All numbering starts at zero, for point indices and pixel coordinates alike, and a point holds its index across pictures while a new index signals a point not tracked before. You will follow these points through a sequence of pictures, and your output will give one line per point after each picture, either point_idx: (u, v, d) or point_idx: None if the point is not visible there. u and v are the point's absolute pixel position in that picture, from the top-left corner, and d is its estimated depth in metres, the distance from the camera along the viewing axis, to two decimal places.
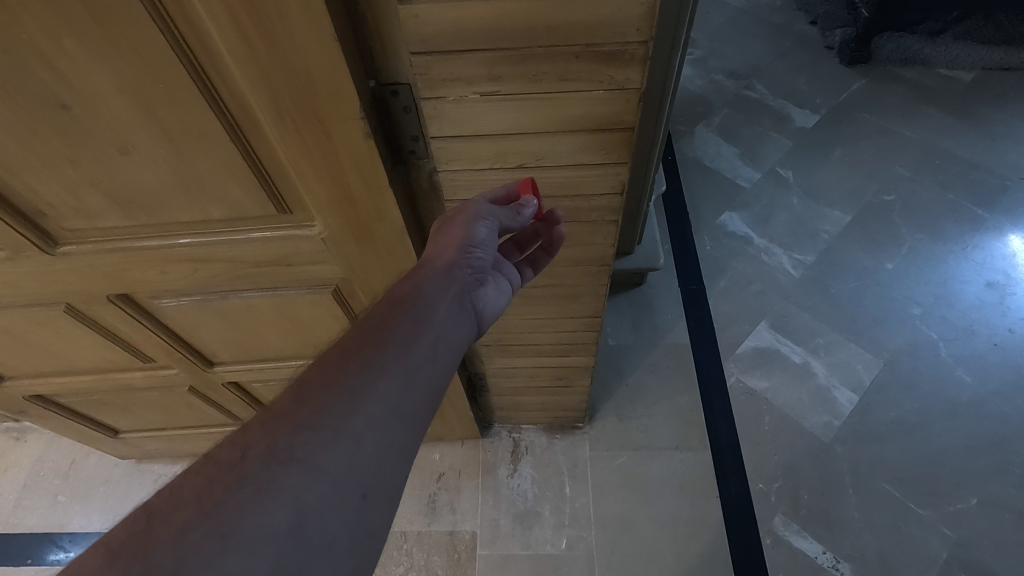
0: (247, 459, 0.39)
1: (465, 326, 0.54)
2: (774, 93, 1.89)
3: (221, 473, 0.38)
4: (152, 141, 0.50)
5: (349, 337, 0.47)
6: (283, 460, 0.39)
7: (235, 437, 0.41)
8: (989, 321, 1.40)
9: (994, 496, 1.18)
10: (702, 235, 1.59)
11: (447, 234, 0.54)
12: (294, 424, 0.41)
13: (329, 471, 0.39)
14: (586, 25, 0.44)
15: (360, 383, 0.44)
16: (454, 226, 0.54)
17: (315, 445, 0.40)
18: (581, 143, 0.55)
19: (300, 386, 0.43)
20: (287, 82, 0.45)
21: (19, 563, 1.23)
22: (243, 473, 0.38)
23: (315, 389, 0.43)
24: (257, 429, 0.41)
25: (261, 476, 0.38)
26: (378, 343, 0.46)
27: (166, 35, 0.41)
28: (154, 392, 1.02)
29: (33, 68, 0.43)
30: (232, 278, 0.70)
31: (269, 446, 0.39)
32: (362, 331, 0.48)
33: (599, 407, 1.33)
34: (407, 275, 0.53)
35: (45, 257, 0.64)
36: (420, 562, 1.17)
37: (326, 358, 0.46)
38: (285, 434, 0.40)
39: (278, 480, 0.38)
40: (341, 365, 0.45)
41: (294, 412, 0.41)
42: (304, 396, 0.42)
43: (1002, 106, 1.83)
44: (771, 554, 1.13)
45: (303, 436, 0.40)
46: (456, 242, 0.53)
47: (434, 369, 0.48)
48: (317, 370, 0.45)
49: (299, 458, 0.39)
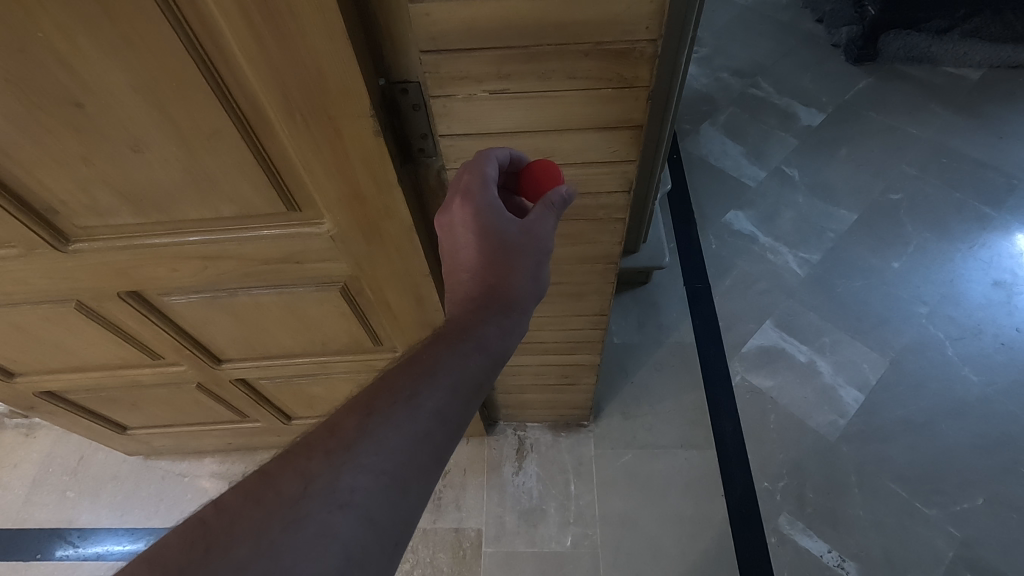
0: (307, 495, 0.38)
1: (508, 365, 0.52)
2: (780, 92, 1.89)
3: (280, 506, 0.38)
4: (164, 139, 0.50)
5: (410, 374, 0.44)
6: (337, 503, 0.38)
7: (295, 462, 0.40)
8: (997, 321, 1.39)
9: (1000, 496, 1.18)
10: (707, 234, 1.59)
11: (528, 274, 0.50)
12: (351, 464, 0.39)
13: (375, 520, 0.38)
14: (595, 24, 0.44)
15: (420, 426, 0.42)
16: (520, 266, 0.49)
17: (369, 489, 0.39)
18: (590, 141, 0.55)
19: (366, 415, 0.41)
20: (299, 81, 0.45)
21: (28, 558, 1.24)
22: (299, 510, 0.37)
23: (377, 422, 0.41)
24: (317, 460, 0.40)
25: (314, 518, 0.37)
26: (438, 386, 0.44)
27: (180, 34, 0.41)
28: (163, 388, 1.03)
29: (49, 66, 0.43)
30: (241, 275, 0.70)
31: (328, 483, 0.39)
32: (428, 362, 0.45)
33: (604, 405, 1.33)
34: (482, 312, 0.48)
35: (57, 255, 0.65)
36: (426, 559, 1.18)
37: (390, 385, 0.43)
38: (340, 475, 0.39)
39: (329, 525, 0.37)
40: (399, 404, 0.42)
41: (353, 449, 0.40)
42: (366, 429, 0.41)
43: (1010, 104, 1.82)
44: (777, 552, 1.13)
45: (357, 479, 0.39)
46: (524, 283, 0.50)
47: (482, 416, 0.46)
48: (382, 401, 0.42)
49: (353, 502, 0.38)
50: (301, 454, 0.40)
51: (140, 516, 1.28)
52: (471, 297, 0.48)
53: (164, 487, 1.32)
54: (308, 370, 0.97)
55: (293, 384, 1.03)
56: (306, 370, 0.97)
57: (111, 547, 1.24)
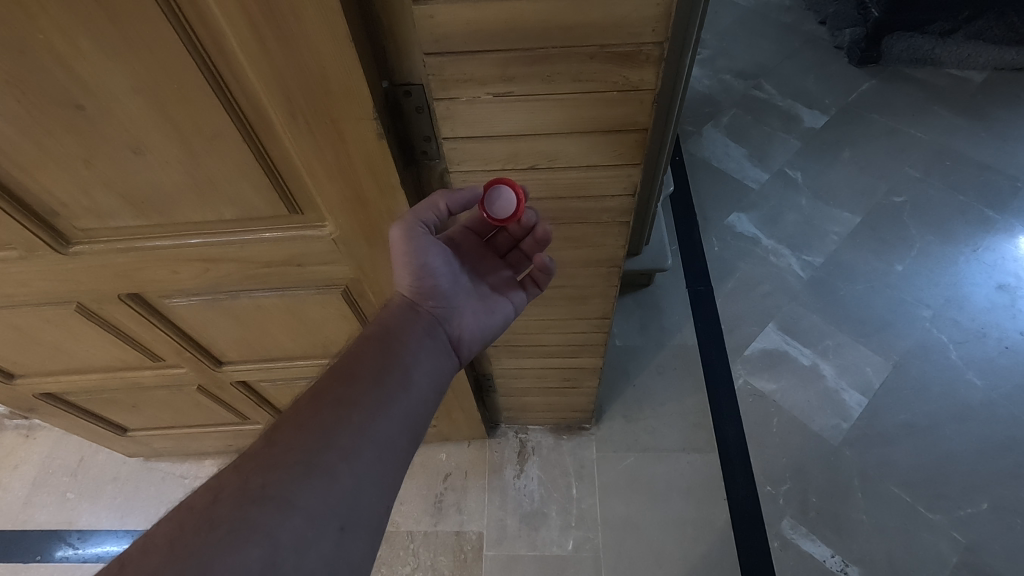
0: (219, 500, 0.43)
1: (440, 351, 0.61)
2: (783, 93, 1.88)
3: (193, 517, 0.42)
4: (166, 142, 0.50)
5: (321, 380, 0.52)
6: (256, 500, 0.43)
7: (210, 483, 0.45)
8: (1001, 325, 1.39)
9: (1004, 501, 1.17)
10: (711, 236, 1.58)
11: (404, 272, 0.60)
12: (268, 465, 0.45)
13: (304, 508, 0.44)
14: (601, 25, 0.44)
15: (332, 419, 0.49)
16: (399, 269, 0.60)
17: (286, 482, 0.44)
18: (594, 145, 0.55)
19: (275, 429, 0.49)
20: (301, 83, 0.45)
21: (28, 560, 1.23)
22: (215, 515, 0.42)
23: (289, 429, 0.48)
24: (230, 475, 0.45)
25: (233, 517, 0.42)
26: (349, 380, 0.52)
27: (181, 34, 0.41)
28: (163, 391, 1.02)
29: (50, 68, 0.43)
30: (242, 278, 0.70)
31: (241, 489, 0.44)
32: (336, 373, 0.53)
33: (606, 407, 1.33)
34: (379, 318, 0.60)
35: (58, 258, 0.64)
36: (426, 562, 1.17)
37: (300, 402, 0.51)
38: (258, 477, 0.44)
39: (250, 519, 0.42)
40: (314, 405, 0.50)
41: (267, 455, 0.46)
42: (277, 439, 0.47)
43: (1013, 107, 1.82)
44: (779, 557, 1.13)
45: (274, 477, 0.44)
46: (406, 280, 0.60)
47: (410, 396, 0.54)
48: (294, 414, 0.49)
49: (271, 495, 0.43)
50: (221, 474, 0.46)
51: (140, 518, 1.28)
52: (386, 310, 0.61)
53: (164, 489, 1.32)
54: (309, 373, 0.96)
55: (294, 387, 1.02)
56: (307, 372, 0.96)
57: (110, 549, 1.23)
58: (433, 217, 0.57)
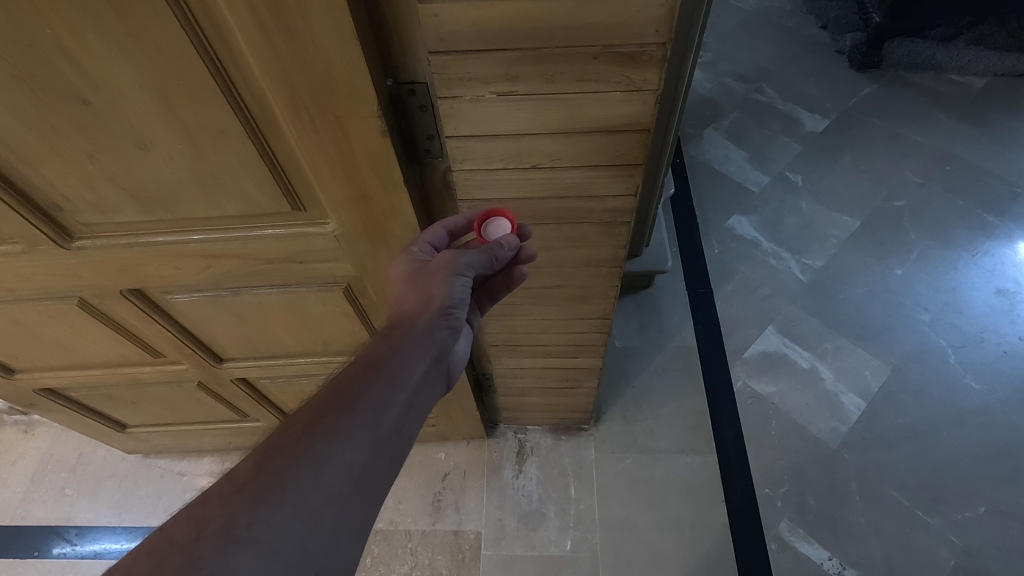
0: (201, 539, 0.39)
1: (439, 384, 0.57)
2: (783, 96, 1.89)
3: (171, 554, 0.38)
4: (172, 138, 0.50)
5: (320, 401, 0.48)
6: (237, 540, 0.39)
7: (191, 511, 0.41)
8: (999, 329, 1.39)
9: (1003, 505, 1.18)
10: (710, 238, 1.59)
11: (429, 289, 0.57)
12: (254, 499, 0.41)
13: (283, 555, 0.40)
14: (605, 25, 0.44)
15: (324, 453, 0.44)
16: (438, 281, 0.57)
17: (272, 524, 0.40)
18: (597, 145, 0.55)
19: (267, 454, 0.44)
20: (307, 82, 0.45)
21: (25, 556, 1.23)
22: (194, 556, 0.38)
23: (281, 457, 0.43)
24: (215, 503, 0.41)
25: (209, 560, 0.38)
26: (350, 407, 0.47)
27: (187, 30, 0.41)
28: (162, 387, 1.02)
29: (57, 63, 0.43)
30: (245, 274, 0.70)
31: (224, 525, 0.39)
32: (338, 395, 0.48)
33: (605, 408, 1.33)
34: (388, 333, 0.56)
35: (62, 252, 0.65)
36: (424, 561, 1.17)
37: (295, 421, 0.46)
38: (243, 513, 0.40)
39: (225, 564, 0.38)
40: (309, 433, 0.45)
41: (256, 486, 0.42)
42: (268, 467, 0.43)
43: (1013, 113, 1.82)
44: (777, 558, 1.13)
45: (260, 513, 0.40)
46: (430, 296, 0.57)
47: (403, 436, 0.50)
48: (289, 437, 0.45)
49: (253, 538, 0.39)
50: (203, 500, 0.41)
51: (139, 514, 1.27)
52: (393, 325, 0.57)
53: (162, 486, 1.31)
54: (309, 370, 0.96)
55: (294, 385, 1.02)
56: (307, 369, 0.96)
57: (108, 546, 1.23)
58: (481, 260, 0.59)
